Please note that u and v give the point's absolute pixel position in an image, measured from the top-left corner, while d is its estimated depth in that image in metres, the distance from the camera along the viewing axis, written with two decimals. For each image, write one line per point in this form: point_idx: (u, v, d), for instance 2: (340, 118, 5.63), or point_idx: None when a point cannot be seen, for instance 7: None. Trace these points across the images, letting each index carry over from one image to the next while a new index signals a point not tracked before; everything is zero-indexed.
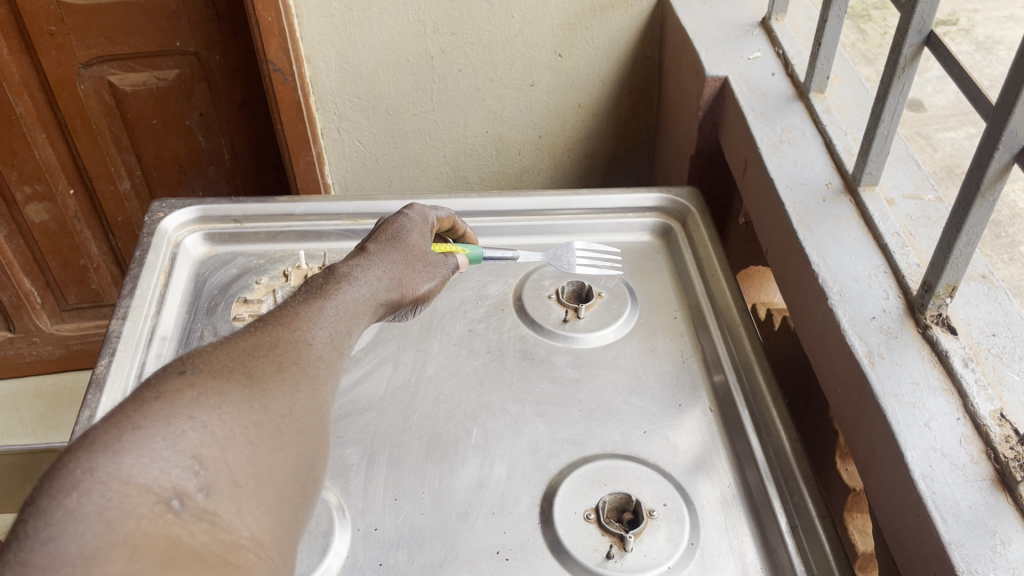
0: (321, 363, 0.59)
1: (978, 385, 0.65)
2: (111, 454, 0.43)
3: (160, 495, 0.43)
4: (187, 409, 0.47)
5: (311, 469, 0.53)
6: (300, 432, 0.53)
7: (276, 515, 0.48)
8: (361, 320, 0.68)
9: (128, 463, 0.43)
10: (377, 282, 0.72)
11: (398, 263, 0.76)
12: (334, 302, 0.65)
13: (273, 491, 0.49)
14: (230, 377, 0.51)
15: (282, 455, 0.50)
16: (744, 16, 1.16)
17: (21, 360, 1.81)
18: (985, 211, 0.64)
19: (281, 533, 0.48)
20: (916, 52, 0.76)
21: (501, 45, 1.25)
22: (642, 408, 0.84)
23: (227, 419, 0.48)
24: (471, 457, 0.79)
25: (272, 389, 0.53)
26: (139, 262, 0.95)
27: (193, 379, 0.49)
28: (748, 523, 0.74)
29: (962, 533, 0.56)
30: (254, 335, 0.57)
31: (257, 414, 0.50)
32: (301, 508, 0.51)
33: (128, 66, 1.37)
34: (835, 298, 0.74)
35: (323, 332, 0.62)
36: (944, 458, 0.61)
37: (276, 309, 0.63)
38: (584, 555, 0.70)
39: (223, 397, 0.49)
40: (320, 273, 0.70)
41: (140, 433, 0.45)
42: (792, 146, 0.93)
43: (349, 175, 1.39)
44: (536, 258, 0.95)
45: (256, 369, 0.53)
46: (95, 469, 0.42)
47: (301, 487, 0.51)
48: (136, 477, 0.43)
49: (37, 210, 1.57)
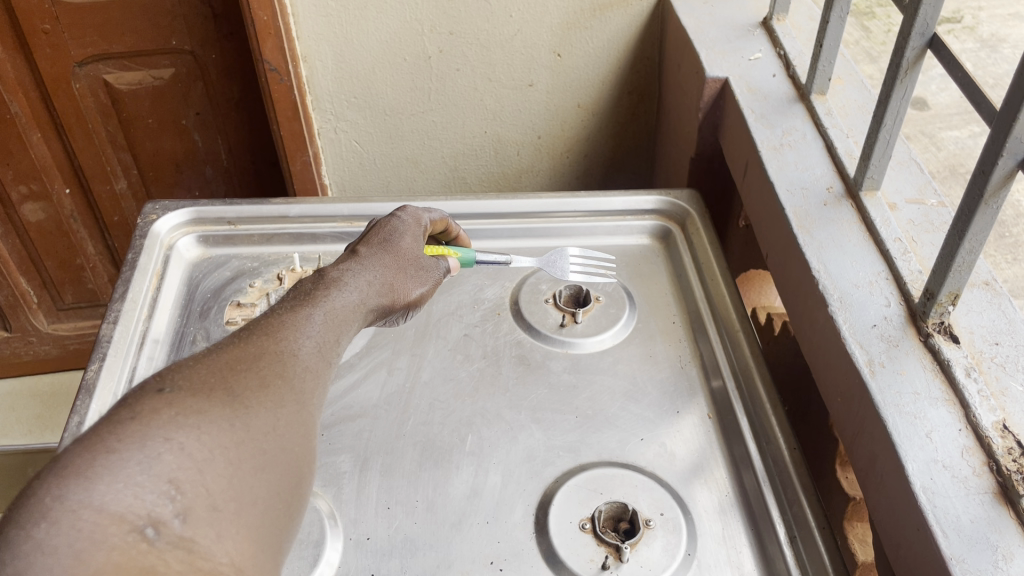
0: (308, 375, 0.58)
1: (980, 395, 0.64)
2: (83, 480, 0.42)
3: (134, 523, 0.42)
4: (164, 430, 0.46)
5: (296, 487, 0.52)
6: (284, 449, 0.52)
7: (257, 537, 0.47)
8: (351, 327, 0.66)
9: (101, 490, 0.42)
10: (369, 287, 0.71)
11: (390, 268, 0.75)
12: (323, 309, 0.64)
13: (256, 513, 0.48)
14: (211, 395, 0.50)
15: (265, 475, 0.50)
16: (745, 16, 1.14)
17: (18, 359, 1.81)
18: (989, 218, 0.62)
19: (262, 555, 0.47)
20: (919, 55, 0.74)
21: (499, 45, 1.24)
22: (639, 415, 0.82)
23: (205, 440, 0.47)
24: (465, 465, 0.78)
25: (255, 406, 0.52)
26: (130, 265, 0.93)
27: (171, 398, 0.48)
28: (746, 532, 0.72)
29: (964, 548, 0.55)
30: (239, 346, 0.56)
31: (237, 433, 0.49)
32: (286, 526, 0.50)
33: (124, 65, 1.36)
34: (835, 305, 0.73)
35: (311, 342, 0.61)
36: (945, 470, 0.60)
37: (264, 317, 0.62)
38: (580, 565, 0.69)
39: (203, 416, 0.48)
40: (310, 278, 0.69)
41: (114, 457, 0.43)
42: (793, 149, 0.91)
43: (347, 175, 1.38)
44: (529, 263, 0.95)
45: (238, 384, 0.52)
46: (65, 497, 0.41)
47: (285, 506, 0.50)
48: (110, 504, 0.42)
49: (33, 209, 1.56)
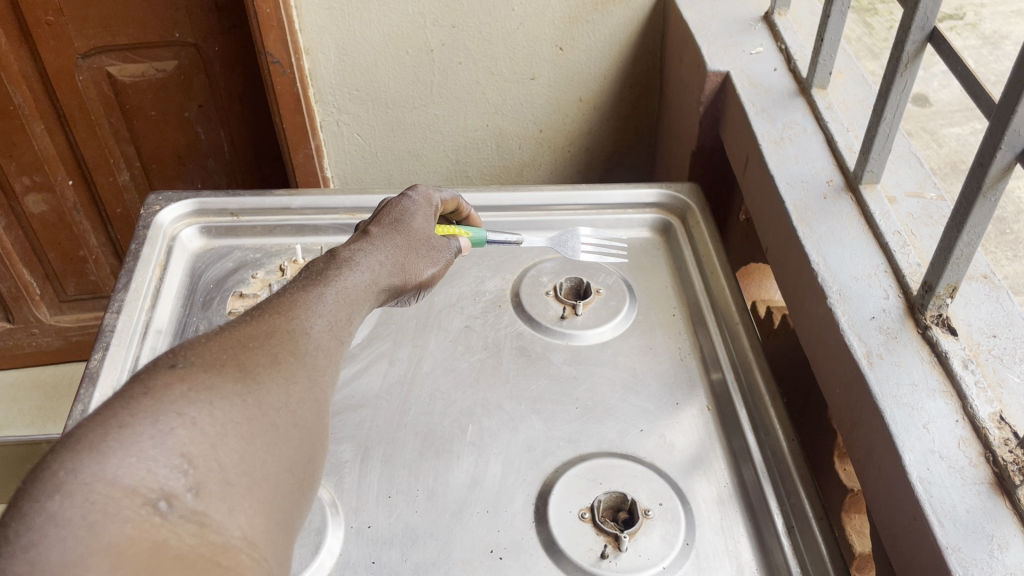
0: (319, 353, 0.58)
1: (978, 387, 0.65)
2: (96, 454, 0.43)
3: (147, 496, 0.43)
4: (177, 405, 0.47)
5: (309, 463, 0.53)
6: (296, 426, 0.52)
7: (270, 512, 0.48)
8: (361, 307, 0.67)
9: (114, 463, 0.43)
10: (379, 267, 0.71)
11: (400, 249, 0.75)
12: (334, 289, 0.65)
13: (268, 488, 0.48)
14: (223, 371, 0.51)
15: (277, 450, 0.50)
16: (747, 11, 1.14)
17: (20, 351, 1.82)
18: (987, 211, 0.63)
19: (275, 530, 0.48)
20: (919, 48, 0.75)
21: (502, 39, 1.24)
22: (639, 406, 0.83)
23: (217, 415, 0.48)
24: (466, 454, 0.78)
25: (266, 382, 0.53)
26: (134, 255, 0.94)
27: (183, 373, 0.49)
28: (744, 522, 0.73)
29: (960, 537, 0.56)
30: (250, 325, 0.57)
31: (249, 409, 0.50)
32: (298, 505, 0.51)
33: (127, 57, 1.36)
34: (834, 297, 0.74)
35: (323, 321, 0.61)
36: (942, 461, 0.60)
37: (275, 296, 0.62)
38: (579, 554, 0.70)
39: (214, 392, 0.49)
40: (322, 258, 0.70)
41: (127, 431, 0.44)
42: (794, 142, 0.92)
43: (350, 168, 1.38)
44: (540, 243, 0.97)
45: (250, 361, 0.53)
46: (79, 470, 0.42)
47: (297, 482, 0.51)
48: (122, 478, 0.43)
49: (35, 201, 1.57)
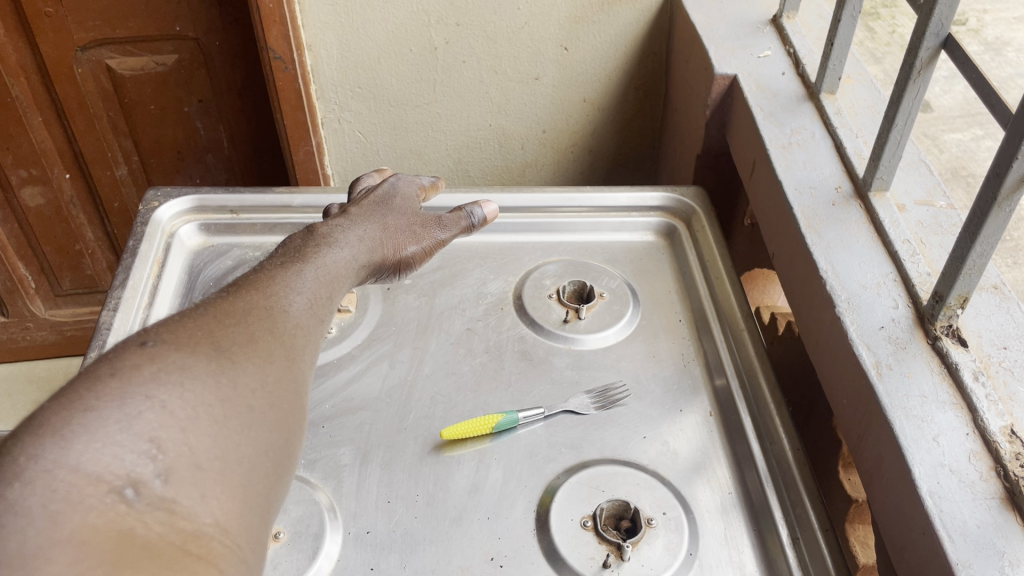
0: (299, 332, 0.58)
1: (988, 400, 0.63)
2: (58, 440, 0.42)
3: (112, 484, 0.42)
4: (146, 387, 0.46)
5: (287, 446, 0.52)
6: (273, 407, 0.52)
7: (243, 497, 0.47)
8: (342, 286, 0.66)
9: (78, 449, 0.42)
10: (359, 244, 0.71)
11: (379, 226, 0.74)
12: (314, 267, 0.64)
13: (241, 472, 0.47)
14: (197, 350, 0.50)
15: (252, 433, 0.49)
16: (756, 13, 1.14)
17: (15, 344, 1.80)
18: (1001, 221, 0.62)
19: (248, 516, 0.47)
20: (933, 55, 0.73)
21: (506, 37, 1.23)
22: (642, 412, 0.82)
23: (188, 397, 0.47)
24: (467, 459, 0.77)
25: (242, 362, 0.52)
26: (131, 252, 0.93)
27: (153, 353, 0.48)
28: (748, 532, 0.72)
29: (971, 553, 0.55)
30: (227, 301, 0.56)
31: (223, 391, 0.49)
32: (274, 492, 0.50)
33: (127, 50, 1.35)
34: (843, 306, 0.73)
35: (302, 299, 0.60)
36: (952, 474, 0.59)
37: (251, 273, 0.62)
38: (580, 564, 0.69)
39: (187, 371, 0.48)
40: (300, 234, 0.69)
41: (92, 415, 0.43)
42: (802, 147, 0.91)
43: (349, 166, 1.37)
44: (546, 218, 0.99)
45: (226, 340, 0.52)
46: (41, 456, 0.41)
47: (273, 466, 0.50)
48: (86, 464, 0.42)
49: (32, 193, 1.56)
